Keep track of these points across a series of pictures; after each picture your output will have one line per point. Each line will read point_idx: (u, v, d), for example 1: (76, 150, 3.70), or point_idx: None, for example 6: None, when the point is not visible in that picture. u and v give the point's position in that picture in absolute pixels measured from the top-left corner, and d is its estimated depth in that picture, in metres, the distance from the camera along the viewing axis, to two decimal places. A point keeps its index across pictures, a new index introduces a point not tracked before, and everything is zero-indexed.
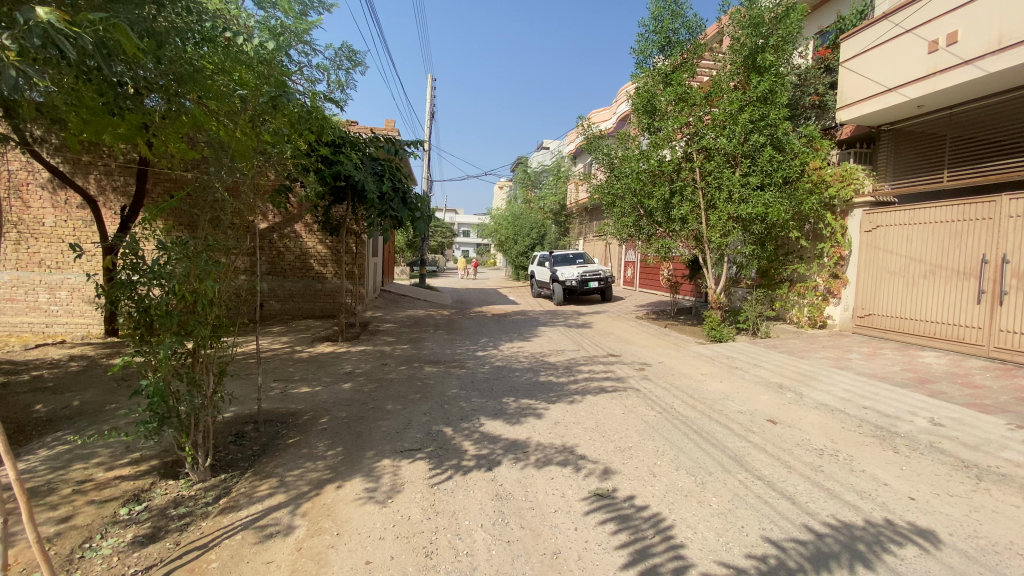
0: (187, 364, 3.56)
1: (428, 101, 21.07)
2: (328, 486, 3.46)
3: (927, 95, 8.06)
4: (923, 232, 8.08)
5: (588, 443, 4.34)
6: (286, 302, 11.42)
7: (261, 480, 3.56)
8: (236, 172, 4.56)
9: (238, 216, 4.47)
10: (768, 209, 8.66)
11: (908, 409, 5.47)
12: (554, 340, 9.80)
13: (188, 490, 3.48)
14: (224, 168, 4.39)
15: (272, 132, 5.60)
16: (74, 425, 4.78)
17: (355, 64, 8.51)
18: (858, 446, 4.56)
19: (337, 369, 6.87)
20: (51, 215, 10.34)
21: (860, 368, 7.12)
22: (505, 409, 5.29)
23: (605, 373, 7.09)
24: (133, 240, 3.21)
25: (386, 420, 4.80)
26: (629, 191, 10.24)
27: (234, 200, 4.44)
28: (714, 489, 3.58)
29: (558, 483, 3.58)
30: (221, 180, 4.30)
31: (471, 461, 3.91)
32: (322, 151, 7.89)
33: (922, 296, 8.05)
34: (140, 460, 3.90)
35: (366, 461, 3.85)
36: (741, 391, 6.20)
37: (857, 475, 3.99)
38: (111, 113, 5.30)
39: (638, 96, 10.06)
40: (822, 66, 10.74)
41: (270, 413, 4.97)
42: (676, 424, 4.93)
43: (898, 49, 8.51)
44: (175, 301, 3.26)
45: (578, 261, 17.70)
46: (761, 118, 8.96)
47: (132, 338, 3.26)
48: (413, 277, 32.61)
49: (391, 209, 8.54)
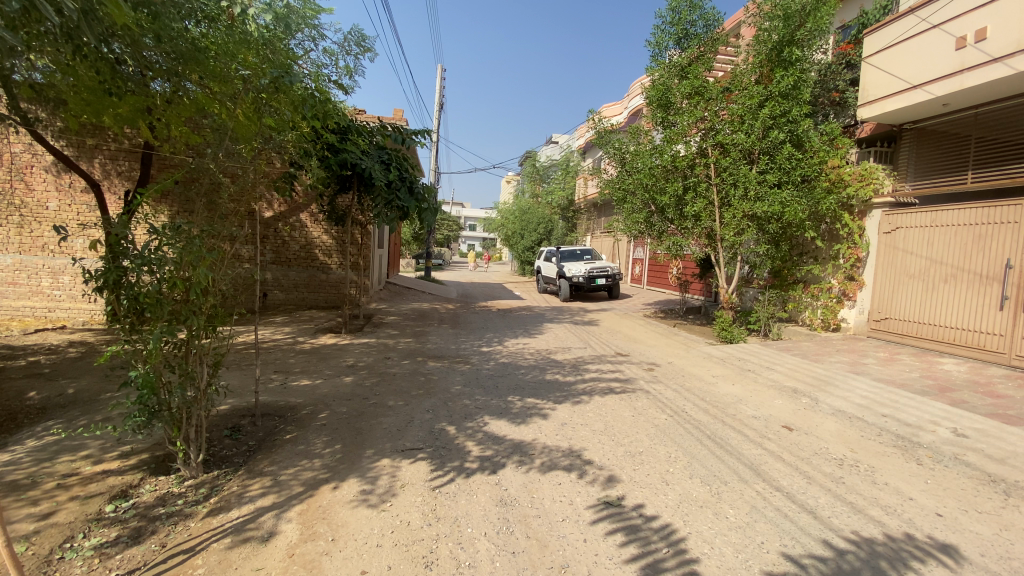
0: (179, 355, 3.37)
1: (439, 90, 20.77)
2: (324, 487, 3.30)
3: (954, 94, 7.77)
4: (945, 234, 7.82)
5: (597, 448, 4.15)
6: (290, 292, 11.30)
7: (253, 479, 3.41)
8: (236, 156, 4.36)
9: (235, 199, 4.28)
10: (785, 208, 8.44)
11: (929, 419, 5.25)
12: (561, 338, 9.62)
13: (178, 487, 3.33)
14: (223, 151, 4.20)
15: (273, 115, 5.37)
16: (65, 415, 4.64)
17: (363, 50, 8.27)
18: (879, 457, 4.37)
19: (339, 362, 6.71)
20: (54, 199, 10.22)
21: (877, 374, 6.89)
22: (510, 408, 5.12)
23: (613, 372, 6.91)
24: (123, 224, 3.05)
25: (387, 417, 4.63)
26: (641, 187, 10.02)
27: (234, 184, 4.23)
28: (730, 500, 3.39)
29: (565, 490, 3.40)
30: (222, 163, 4.12)
31: (473, 463, 3.74)
32: (329, 138, 7.73)
33: (941, 301, 7.80)
34: (130, 454, 3.74)
35: (365, 461, 3.68)
36: (754, 395, 6.01)
37: (880, 488, 3.79)
38: (110, 93, 5.09)
39: (653, 89, 9.75)
40: (843, 62, 10.39)
41: (269, 407, 4.81)
42: (688, 428, 4.74)
43: (925, 44, 8.21)
44: (166, 289, 3.09)
45: (585, 257, 17.46)
46: (782, 115, 8.71)
47: (121, 328, 3.08)
48: (420, 271, 32.20)
49: (397, 199, 8.23)
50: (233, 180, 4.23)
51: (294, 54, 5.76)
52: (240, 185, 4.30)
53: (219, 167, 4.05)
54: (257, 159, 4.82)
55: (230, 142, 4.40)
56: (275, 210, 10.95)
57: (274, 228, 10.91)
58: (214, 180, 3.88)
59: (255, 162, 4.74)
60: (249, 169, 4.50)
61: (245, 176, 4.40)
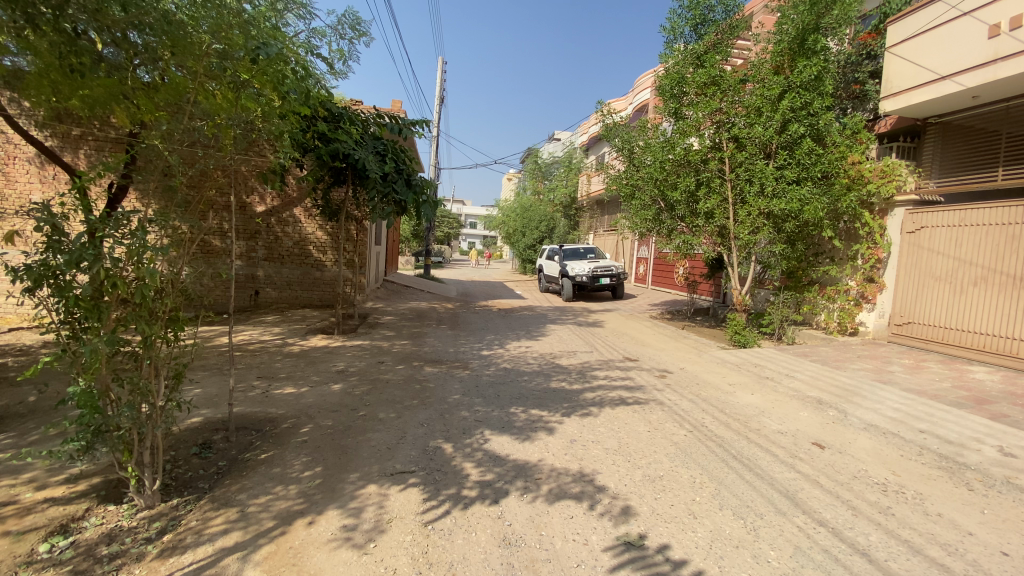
0: (131, 366, 2.88)
1: (439, 84, 20.19)
2: (298, 522, 2.83)
3: (986, 85, 7.31)
4: (976, 234, 7.34)
5: (611, 471, 3.68)
6: (283, 290, 10.80)
7: (218, 510, 2.93)
8: (200, 133, 3.82)
9: (196, 185, 3.73)
10: (804, 205, 8.00)
11: (972, 436, 4.79)
12: (564, 340, 9.16)
13: (128, 520, 2.86)
14: (178, 128, 3.49)
15: (256, 98, 4.75)
16: (20, 428, 4.17)
17: (359, 34, 7.79)
18: (925, 481, 3.91)
19: (328, 367, 6.22)
20: (37, 191, 9.73)
21: (906, 383, 6.41)
22: (513, 421, 4.65)
23: (623, 380, 6.43)
24: (48, 211, 2.52)
25: (376, 432, 4.16)
26: (651, 182, 9.57)
27: (191, 165, 3.61)
28: (769, 538, 2.92)
29: (579, 525, 2.94)
30: (178, 143, 3.58)
31: (472, 491, 3.27)
32: (319, 127, 7.26)
33: (970, 305, 7.35)
34: (79, 478, 3.26)
35: (347, 488, 3.21)
36: (776, 406, 5.54)
37: (933, 520, 3.33)
38: (75, 73, 4.58)
39: (666, 78, 9.29)
40: (863, 52, 9.75)
41: (246, 419, 4.34)
42: (711, 447, 4.27)
43: (953, 34, 7.76)
44: (104, 291, 2.61)
45: (588, 256, 16.96)
46: (803, 107, 8.27)
47: (59, 334, 2.62)
48: (417, 270, 30.27)
49: (393, 192, 7.69)
50: (189, 160, 3.62)
51: (278, 32, 5.24)
52: (198, 167, 3.68)
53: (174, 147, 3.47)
54: (223, 138, 4.10)
55: (197, 113, 3.75)
56: (268, 204, 10.56)
57: (267, 223, 10.60)
58: (170, 163, 3.29)
59: (221, 144, 4.11)
60: (213, 150, 3.91)
61: (207, 158, 3.80)
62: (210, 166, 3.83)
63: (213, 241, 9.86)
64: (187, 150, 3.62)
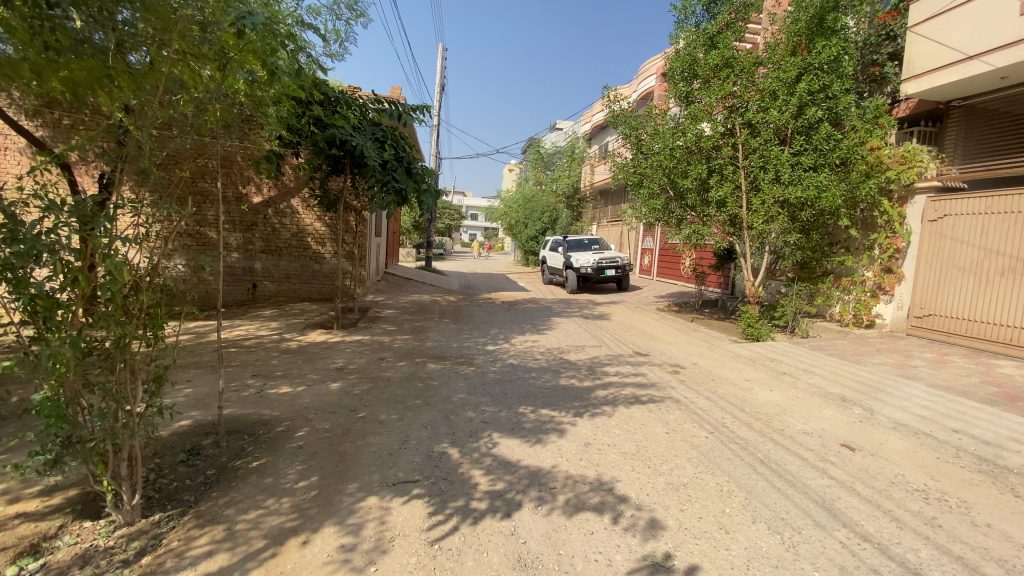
0: (104, 370, 2.60)
1: (439, 71, 19.76)
2: (290, 542, 2.55)
3: (1014, 65, 6.94)
4: (1003, 222, 7.01)
5: (630, 478, 3.41)
6: (281, 283, 10.51)
7: (202, 528, 2.66)
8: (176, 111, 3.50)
9: (172, 168, 3.39)
10: (821, 192, 7.62)
11: (1009, 436, 4.51)
12: (571, 334, 8.87)
13: (105, 538, 2.60)
14: (154, 106, 3.16)
15: (246, 79, 4.39)
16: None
17: (354, 15, 7.43)
18: (967, 487, 3.63)
19: (326, 364, 5.94)
20: None
21: (932, 379, 6.12)
22: (522, 422, 4.38)
23: (635, 376, 6.14)
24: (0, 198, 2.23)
25: (376, 436, 3.88)
26: (660, 169, 9.26)
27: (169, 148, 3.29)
28: (810, 557, 2.65)
29: (600, 542, 2.66)
30: (156, 123, 3.26)
31: (481, 503, 2.99)
32: (314, 112, 6.93)
33: (997, 296, 7.04)
34: (54, 490, 3.00)
35: (346, 501, 2.94)
36: (798, 404, 5.26)
37: (982, 532, 3.05)
38: (49, 50, 4.24)
39: (677, 60, 8.95)
40: (883, 32, 9.39)
41: (238, 422, 4.07)
42: (735, 450, 3.99)
43: (981, 11, 7.38)
44: (64, 288, 2.32)
45: (592, 247, 16.63)
46: (821, 90, 7.91)
47: (20, 336, 2.34)
48: (417, 262, 29.97)
49: (393, 179, 7.32)
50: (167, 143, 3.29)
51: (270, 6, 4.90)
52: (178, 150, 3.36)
53: (148, 127, 3.15)
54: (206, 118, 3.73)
55: (175, 90, 3.41)
56: (265, 195, 10.19)
57: (264, 214, 10.30)
58: (143, 142, 2.97)
59: (205, 127, 3.78)
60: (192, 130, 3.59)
61: (187, 140, 3.48)
62: (189, 146, 3.51)
63: (208, 233, 9.54)
64: (160, 130, 3.29)
